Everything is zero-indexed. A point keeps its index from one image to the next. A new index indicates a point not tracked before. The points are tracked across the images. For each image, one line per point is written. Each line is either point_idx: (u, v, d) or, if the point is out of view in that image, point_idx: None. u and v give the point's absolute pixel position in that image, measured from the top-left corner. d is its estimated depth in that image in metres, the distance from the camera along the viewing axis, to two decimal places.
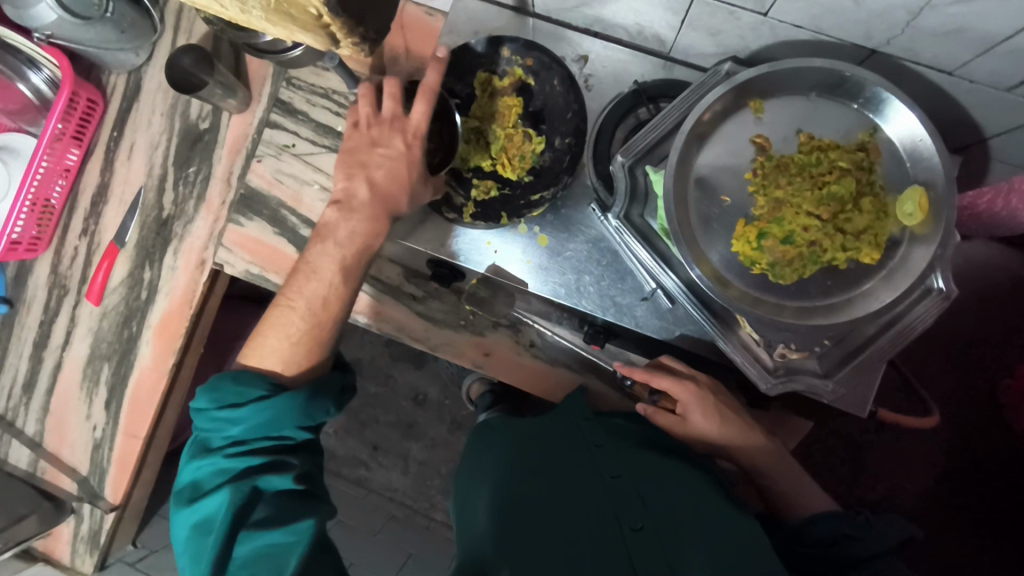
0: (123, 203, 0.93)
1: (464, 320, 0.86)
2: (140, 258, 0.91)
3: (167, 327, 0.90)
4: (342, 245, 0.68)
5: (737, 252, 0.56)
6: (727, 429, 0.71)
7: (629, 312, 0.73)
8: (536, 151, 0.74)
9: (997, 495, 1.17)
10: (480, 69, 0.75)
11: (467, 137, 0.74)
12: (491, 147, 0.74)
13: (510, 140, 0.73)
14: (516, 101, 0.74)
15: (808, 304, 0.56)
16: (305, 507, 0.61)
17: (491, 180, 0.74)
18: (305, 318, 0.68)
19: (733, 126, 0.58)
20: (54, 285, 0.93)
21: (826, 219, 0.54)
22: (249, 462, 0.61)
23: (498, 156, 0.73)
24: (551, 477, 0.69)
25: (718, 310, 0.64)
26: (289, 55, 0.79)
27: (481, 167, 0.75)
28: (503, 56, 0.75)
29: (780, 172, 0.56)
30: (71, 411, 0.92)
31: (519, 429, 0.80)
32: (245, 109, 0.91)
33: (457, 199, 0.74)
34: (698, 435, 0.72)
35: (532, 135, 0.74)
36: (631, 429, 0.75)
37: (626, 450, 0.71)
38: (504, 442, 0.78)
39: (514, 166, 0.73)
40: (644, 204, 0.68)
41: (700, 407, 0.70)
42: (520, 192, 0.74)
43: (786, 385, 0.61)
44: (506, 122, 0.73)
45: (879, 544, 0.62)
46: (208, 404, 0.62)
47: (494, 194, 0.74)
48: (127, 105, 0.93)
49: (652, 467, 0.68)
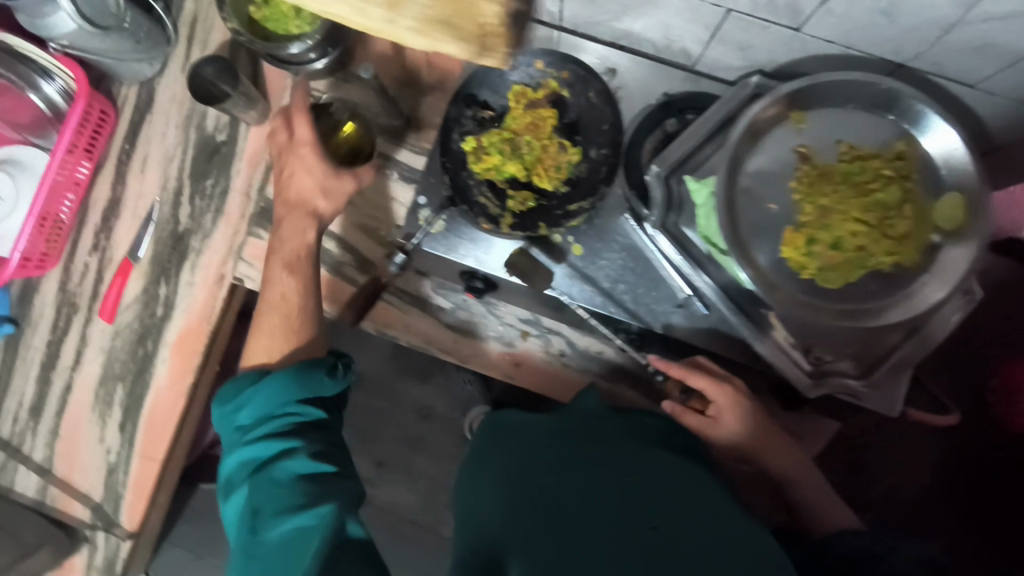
0: (136, 217, 0.90)
1: (495, 332, 0.87)
2: (155, 274, 0.89)
3: (185, 344, 0.88)
4: (281, 250, 0.79)
5: (786, 258, 0.58)
6: (758, 433, 0.73)
7: (664, 318, 0.75)
8: (572, 162, 0.73)
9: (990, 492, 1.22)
10: (514, 81, 0.74)
11: (502, 148, 0.74)
12: (526, 158, 0.74)
13: (544, 151, 0.74)
14: (552, 113, 0.73)
15: (854, 307, 0.58)
16: (325, 490, 0.60)
17: (527, 192, 0.74)
18: (272, 314, 0.77)
19: (776, 135, 0.59)
20: (62, 304, 0.90)
21: (872, 225, 0.58)
22: (257, 443, 0.63)
23: (533, 168, 0.74)
24: (563, 475, 0.62)
25: (753, 312, 0.69)
26: (310, 67, 0.83)
27: (516, 178, 0.74)
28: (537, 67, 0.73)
29: (825, 180, 0.58)
30: (83, 435, 0.88)
31: (527, 426, 0.74)
32: (264, 121, 0.89)
33: (494, 209, 0.73)
34: (729, 435, 0.73)
35: (568, 146, 0.73)
36: (647, 421, 0.72)
37: (641, 444, 0.66)
38: (509, 438, 0.72)
39: (550, 177, 0.74)
40: (679, 212, 0.71)
41: (734, 412, 0.72)
42: (558, 202, 0.74)
43: (822, 387, 0.68)
44: (542, 134, 0.73)
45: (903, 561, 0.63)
46: (219, 411, 0.68)
47: (530, 206, 0.74)
48: (139, 116, 0.91)
49: (671, 463, 0.63)
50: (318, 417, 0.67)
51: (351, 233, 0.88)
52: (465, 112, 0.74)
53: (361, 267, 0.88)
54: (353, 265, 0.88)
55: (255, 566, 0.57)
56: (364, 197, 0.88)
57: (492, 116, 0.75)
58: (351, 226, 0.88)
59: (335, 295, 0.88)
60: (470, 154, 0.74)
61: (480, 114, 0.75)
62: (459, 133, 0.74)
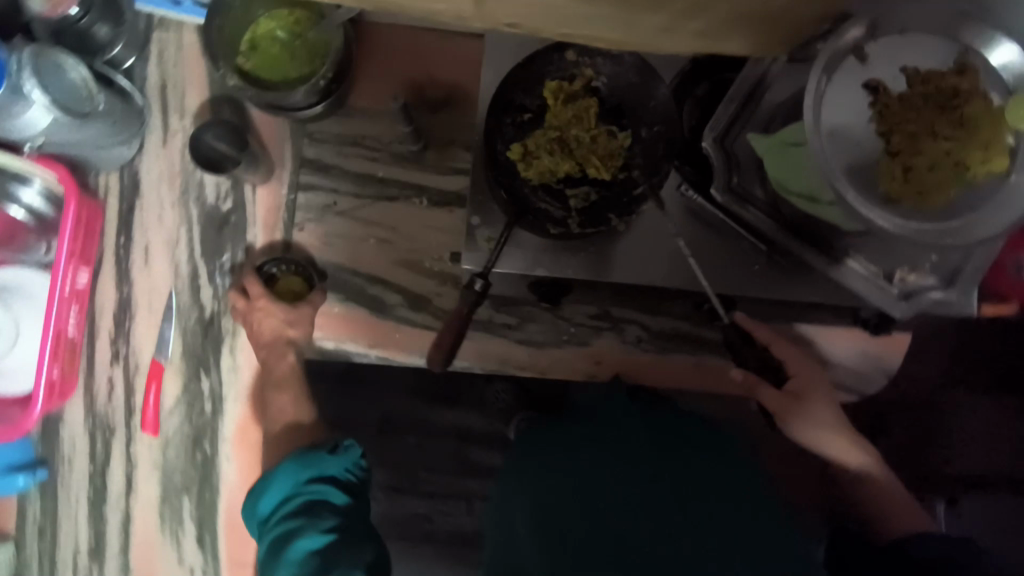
0: (154, 314, 0.81)
1: (569, 336, 0.85)
2: (192, 369, 0.81)
3: (247, 434, 0.81)
4: (270, 363, 0.79)
5: (886, 192, 0.58)
6: (832, 412, 0.77)
7: (744, 279, 0.76)
8: (624, 147, 0.72)
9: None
10: (550, 76, 0.71)
11: (552, 148, 0.71)
12: (577, 154, 0.71)
13: (594, 143, 0.71)
14: (592, 102, 0.71)
15: (963, 220, 0.58)
16: (334, 562, 0.59)
17: (586, 187, 0.71)
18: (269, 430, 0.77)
19: (844, 74, 0.58)
20: (95, 428, 0.80)
21: (962, 140, 0.58)
22: (270, 533, 0.64)
23: (588, 162, 0.71)
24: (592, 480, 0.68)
25: (828, 246, 0.72)
26: (309, 113, 0.76)
27: (571, 176, 0.72)
28: (568, 60, 0.71)
29: (904, 108, 0.58)
30: (158, 562, 0.80)
31: (563, 450, 0.71)
32: (270, 179, 0.83)
33: (559, 211, 0.70)
34: (806, 410, 0.76)
35: (616, 132, 0.71)
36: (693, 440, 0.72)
37: (694, 482, 0.67)
38: (553, 465, 0.71)
39: (607, 166, 0.71)
40: (739, 171, 0.72)
41: (808, 384, 0.77)
42: (620, 189, 0.72)
43: (913, 305, 0.71)
44: (589, 125, 0.71)
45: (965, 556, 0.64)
46: (248, 507, 0.70)
47: (594, 200, 0.71)
48: (127, 205, 0.82)
49: (713, 497, 0.67)
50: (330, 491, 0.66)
51: (396, 272, 0.83)
52: (504, 120, 0.71)
53: (415, 305, 0.83)
54: (406, 304, 0.83)
55: None
56: (399, 232, 0.84)
57: (533, 118, 0.72)
58: (394, 266, 0.84)
59: (395, 340, 0.83)
60: (519, 161, 0.71)
61: (520, 118, 0.72)
62: (503, 143, 0.71)
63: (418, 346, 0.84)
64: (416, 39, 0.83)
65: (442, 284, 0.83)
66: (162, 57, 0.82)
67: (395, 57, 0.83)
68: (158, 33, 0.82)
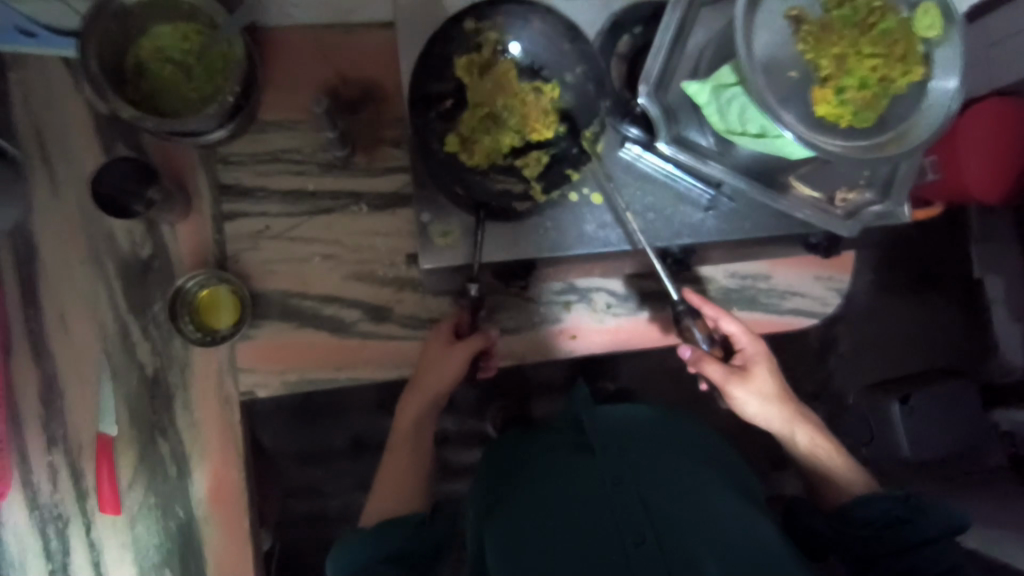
0: (87, 383, 0.73)
1: (541, 317, 0.82)
2: (144, 434, 0.73)
3: (220, 490, 0.74)
4: (204, 424, 0.74)
5: (823, 115, 0.60)
6: (780, 385, 0.79)
7: (701, 228, 0.77)
8: (554, 98, 0.69)
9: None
10: (455, 54, 0.68)
11: (486, 127, 0.68)
12: (513, 122, 0.69)
13: (525, 104, 0.69)
14: (508, 65, 0.69)
15: (892, 132, 0.61)
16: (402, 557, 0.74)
17: (534, 150, 0.69)
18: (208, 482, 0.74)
19: (767, 8, 0.60)
20: (45, 522, 0.72)
21: (885, 54, 0.60)
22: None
23: (526, 126, 0.68)
24: (545, 482, 0.68)
25: (777, 183, 0.74)
26: (204, 138, 0.71)
27: (515, 146, 0.69)
28: (467, 30, 0.67)
29: (828, 30, 0.60)
30: None
31: (528, 462, 0.73)
32: (190, 213, 0.76)
33: (519, 186, 0.68)
34: (758, 381, 0.77)
35: (543, 87, 0.69)
36: (656, 448, 0.73)
37: (661, 479, 0.67)
38: (518, 492, 0.69)
39: (546, 125, 0.69)
40: (678, 121, 0.72)
41: (759, 359, 0.78)
42: (567, 143, 0.69)
43: (861, 222, 0.74)
44: (513, 92, 0.69)
45: (931, 528, 0.72)
46: None
47: (545, 161, 0.69)
48: (28, 271, 0.73)
49: (682, 493, 0.65)
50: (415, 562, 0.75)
51: (349, 286, 0.79)
52: (429, 115, 0.68)
53: (376, 316, 0.79)
54: (367, 317, 0.79)
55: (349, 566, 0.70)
56: (344, 244, 0.79)
57: (455, 104, 0.69)
58: (346, 280, 0.79)
59: (364, 357, 0.79)
60: (459, 153, 0.67)
61: (442, 108, 0.69)
62: (436, 139, 0.67)
63: (388, 359, 0.79)
64: (319, 36, 0.78)
65: (400, 290, 0.80)
66: (33, 102, 0.73)
67: (300, 61, 0.78)
68: (22, 75, 0.73)
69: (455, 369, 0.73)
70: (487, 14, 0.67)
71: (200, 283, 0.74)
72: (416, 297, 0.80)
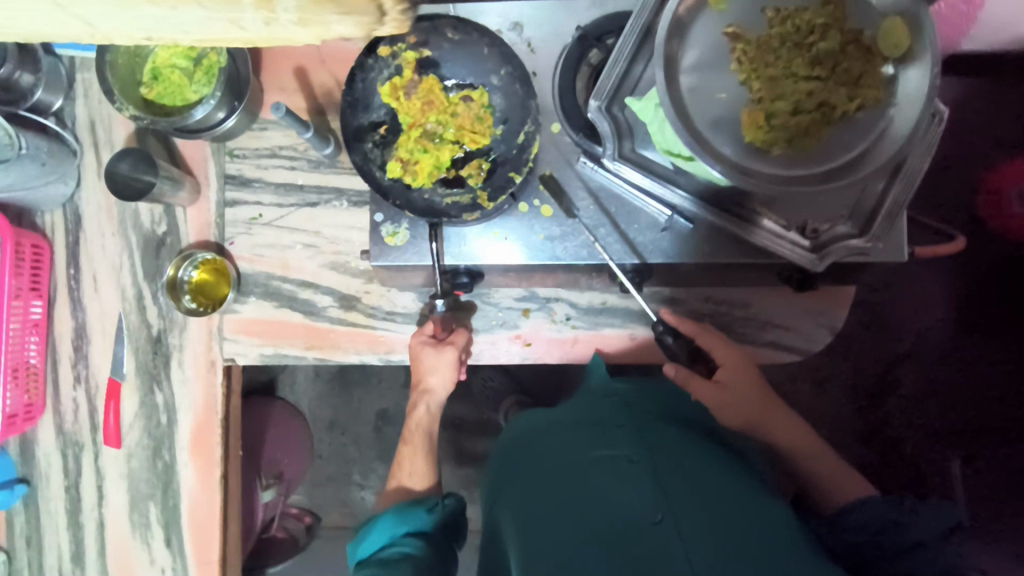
0: (107, 335, 0.87)
1: (497, 321, 0.85)
2: (146, 384, 0.86)
3: (201, 440, 0.85)
4: (201, 381, 0.86)
5: (752, 141, 0.56)
6: (761, 395, 0.78)
7: (655, 247, 0.75)
8: (484, 105, 0.78)
9: (990, 304, 1.34)
10: (379, 83, 0.77)
11: (423, 146, 0.77)
12: (448, 134, 0.78)
13: (457, 115, 0.78)
14: (433, 81, 0.78)
15: (835, 163, 0.56)
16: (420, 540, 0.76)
17: (475, 160, 0.77)
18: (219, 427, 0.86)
19: (703, 26, 0.57)
20: (66, 446, 0.87)
21: (825, 77, 0.55)
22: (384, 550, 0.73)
23: (463, 136, 0.77)
24: (560, 461, 0.70)
25: (739, 211, 0.70)
26: (223, 127, 0.79)
27: (457, 158, 0.78)
28: (386, 57, 0.77)
29: (765, 51, 0.56)
30: (133, 563, 0.86)
31: (545, 439, 0.77)
32: (198, 198, 0.87)
33: (467, 195, 0.75)
34: (737, 399, 0.77)
35: (472, 96, 0.78)
36: (673, 437, 0.74)
37: (673, 464, 0.68)
38: (535, 467, 0.73)
39: (482, 132, 0.77)
40: (633, 137, 0.70)
41: (739, 374, 0.78)
42: (505, 146, 0.77)
43: (829, 258, 0.67)
44: (441, 105, 0.78)
45: (924, 530, 0.64)
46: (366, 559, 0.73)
47: (487, 167, 0.77)
48: (73, 238, 0.87)
49: (694, 476, 0.66)
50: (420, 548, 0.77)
51: (324, 275, 0.86)
52: (366, 145, 0.77)
53: (345, 304, 0.86)
54: (336, 305, 0.86)
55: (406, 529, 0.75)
56: (324, 235, 0.86)
57: (388, 129, 0.78)
58: (321, 268, 0.86)
59: (332, 340, 0.86)
60: (403, 175, 0.76)
61: (378, 136, 0.78)
62: (378, 167, 0.76)
63: (352, 345, 0.85)
64: (318, 44, 0.86)
65: (369, 282, 0.85)
66: (87, 96, 0.87)
67: (300, 66, 0.86)
68: (81, 74, 0.88)
69: (446, 372, 0.80)
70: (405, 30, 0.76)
71: (193, 268, 0.86)
72: (383, 291, 0.85)
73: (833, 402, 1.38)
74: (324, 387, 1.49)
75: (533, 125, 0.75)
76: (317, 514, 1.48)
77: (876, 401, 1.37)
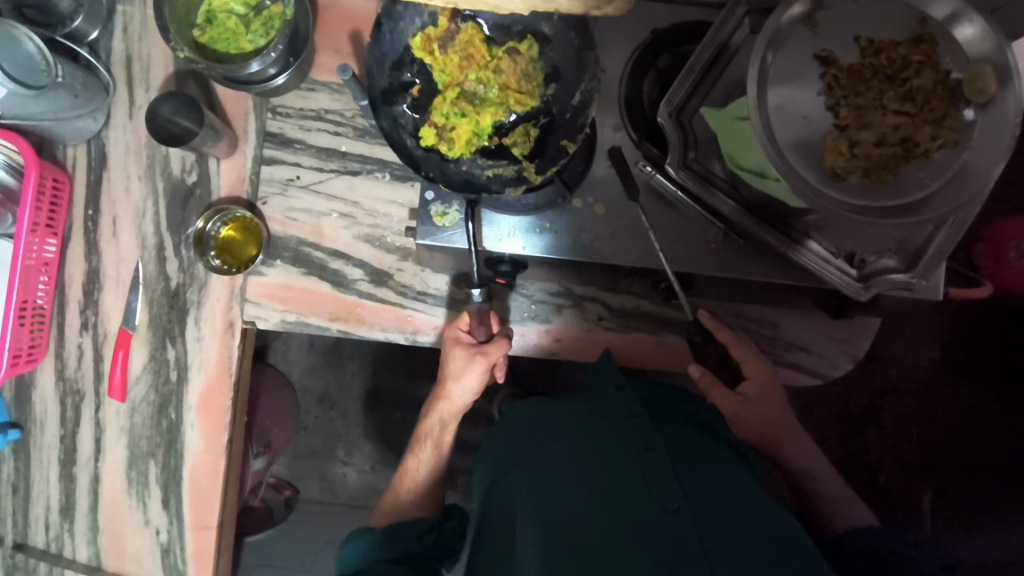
0: (122, 283, 0.83)
1: (529, 313, 0.85)
2: (158, 338, 0.83)
3: (211, 402, 0.83)
4: (217, 339, 0.83)
5: (833, 165, 0.56)
6: (781, 408, 0.78)
7: (701, 259, 0.75)
8: (532, 57, 0.74)
9: (982, 347, 1.37)
10: (409, 35, 0.72)
11: (464, 105, 0.75)
12: (491, 92, 0.76)
13: (498, 67, 0.76)
14: (475, 33, 0.75)
15: (907, 201, 0.56)
16: (421, 539, 0.77)
17: (523, 125, 0.74)
18: (232, 392, 0.83)
19: (796, 45, 0.57)
20: (66, 393, 0.83)
21: (911, 113, 0.57)
22: (381, 542, 0.75)
23: (511, 98, 0.75)
24: (572, 440, 0.69)
25: (790, 231, 0.69)
26: (271, 85, 0.76)
27: (503, 124, 0.75)
28: (416, 10, 0.72)
29: (857, 80, 0.57)
30: (126, 522, 0.83)
31: (554, 417, 0.75)
32: (234, 152, 0.84)
33: (511, 166, 0.71)
34: (759, 413, 0.77)
35: (519, 47, 0.74)
36: (690, 435, 0.72)
37: (686, 456, 0.67)
38: (543, 444, 0.71)
39: (529, 92, 0.74)
40: (697, 146, 0.70)
41: (767, 391, 0.78)
42: (557, 108, 0.73)
43: (872, 291, 0.69)
44: (483, 59, 0.75)
45: (926, 564, 0.67)
46: (359, 555, 0.75)
47: (534, 133, 0.73)
48: (96, 177, 0.84)
49: (710, 475, 0.65)
50: (424, 547, 0.77)
51: (357, 247, 0.84)
52: (395, 104, 0.72)
53: (375, 280, 0.84)
54: (367, 279, 0.84)
55: (400, 533, 0.77)
56: (362, 206, 0.84)
57: (422, 90, 0.74)
58: (355, 240, 0.84)
59: (359, 314, 0.84)
60: (438, 143, 0.71)
61: (409, 97, 0.73)
62: (411, 134, 0.70)
63: (379, 322, 0.84)
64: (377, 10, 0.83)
65: (404, 259, 0.84)
66: (126, 31, 0.83)
67: (357, 29, 0.83)
68: (122, 6, 0.83)
69: (473, 379, 0.78)
70: None
71: (221, 223, 0.83)
72: (417, 270, 0.84)
73: (819, 425, 1.41)
74: (317, 359, 1.46)
75: (591, 82, 0.68)
76: (297, 487, 1.45)
77: (855, 431, 1.40)
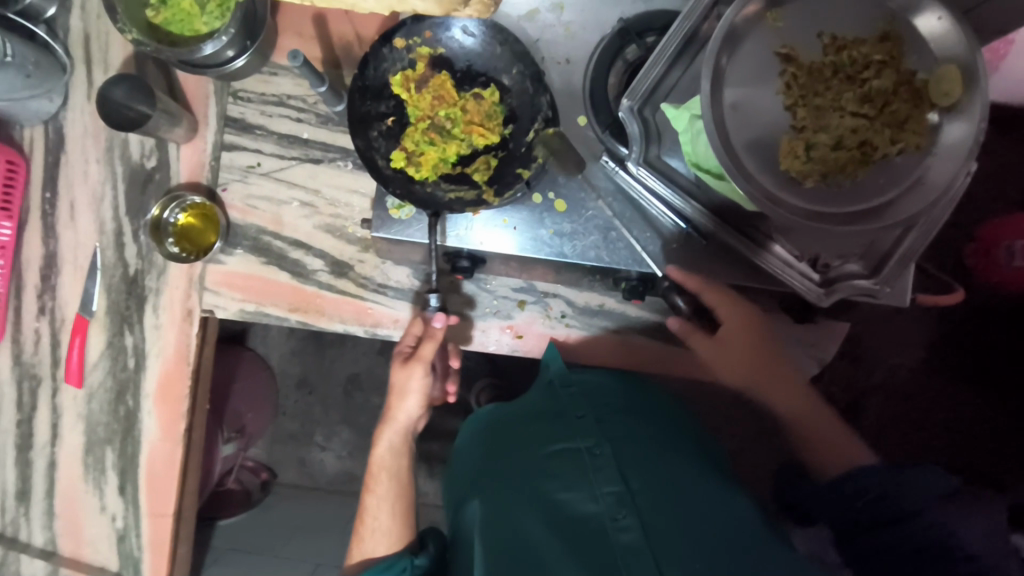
0: (79, 268, 0.82)
1: (492, 309, 0.84)
2: (116, 324, 0.82)
3: (168, 390, 0.82)
4: (175, 327, 0.82)
5: (789, 169, 0.54)
6: (756, 347, 0.74)
7: (663, 258, 0.73)
8: (495, 102, 0.74)
9: (975, 350, 1.33)
10: (390, 74, 0.74)
11: (431, 139, 0.74)
12: (455, 130, 0.75)
13: (465, 109, 0.75)
14: (444, 77, 0.75)
15: (869, 206, 0.54)
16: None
17: (483, 157, 0.74)
18: (190, 381, 0.82)
19: (754, 42, 0.55)
20: (22, 377, 0.82)
21: (871, 115, 0.55)
22: None
23: (473, 135, 0.74)
24: (522, 450, 0.68)
25: (753, 232, 0.67)
26: (230, 68, 0.74)
27: (464, 154, 0.75)
28: (398, 48, 0.74)
29: (816, 79, 0.55)
30: (82, 507, 0.82)
31: (508, 424, 0.75)
32: (194, 137, 0.82)
33: (471, 191, 0.73)
34: (738, 356, 0.75)
35: (483, 92, 0.74)
36: (642, 429, 0.70)
37: (633, 451, 0.66)
38: (497, 453, 0.71)
39: (491, 128, 0.74)
40: (660, 141, 0.67)
41: (742, 334, 0.74)
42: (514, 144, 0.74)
43: (833, 296, 0.66)
44: (451, 101, 0.74)
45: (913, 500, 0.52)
46: None
47: (493, 164, 0.74)
48: (53, 159, 0.82)
49: (656, 468, 0.64)
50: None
51: (318, 237, 0.82)
52: (371, 134, 0.73)
53: (335, 271, 0.82)
54: (327, 270, 0.82)
55: None
56: (323, 195, 0.82)
57: (396, 121, 0.75)
58: (316, 230, 0.82)
59: (318, 305, 0.82)
60: (406, 167, 0.73)
61: (384, 128, 0.74)
62: (383, 157, 0.73)
63: (338, 313, 0.82)
64: None
65: (364, 251, 0.82)
66: (84, 9, 0.81)
67: (320, 12, 0.80)
68: None
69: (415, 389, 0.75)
70: (416, 29, 0.73)
71: (179, 210, 0.81)
72: (377, 263, 0.82)
73: None
74: (296, 344, 1.45)
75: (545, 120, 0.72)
76: (274, 470, 1.45)
77: None
